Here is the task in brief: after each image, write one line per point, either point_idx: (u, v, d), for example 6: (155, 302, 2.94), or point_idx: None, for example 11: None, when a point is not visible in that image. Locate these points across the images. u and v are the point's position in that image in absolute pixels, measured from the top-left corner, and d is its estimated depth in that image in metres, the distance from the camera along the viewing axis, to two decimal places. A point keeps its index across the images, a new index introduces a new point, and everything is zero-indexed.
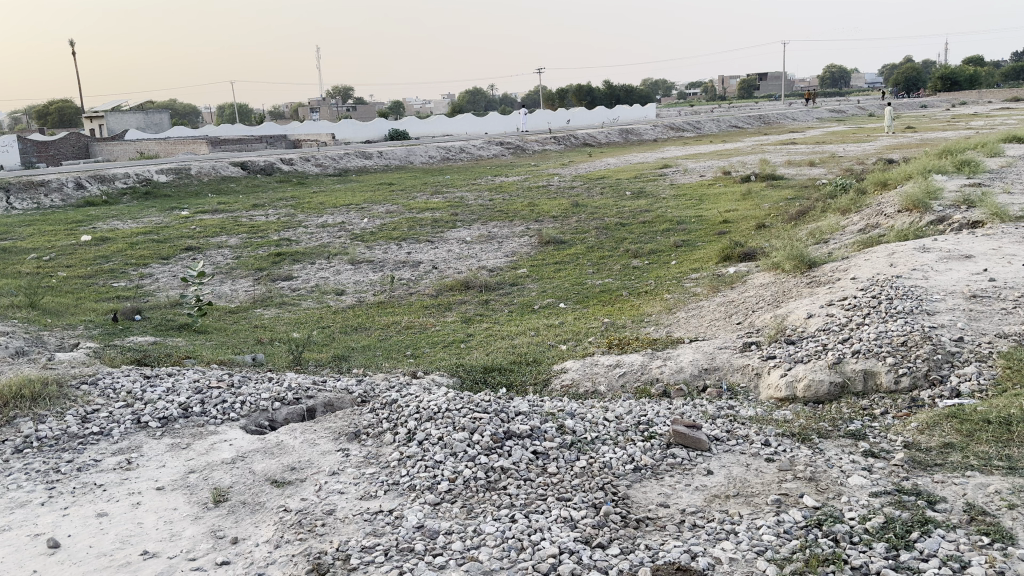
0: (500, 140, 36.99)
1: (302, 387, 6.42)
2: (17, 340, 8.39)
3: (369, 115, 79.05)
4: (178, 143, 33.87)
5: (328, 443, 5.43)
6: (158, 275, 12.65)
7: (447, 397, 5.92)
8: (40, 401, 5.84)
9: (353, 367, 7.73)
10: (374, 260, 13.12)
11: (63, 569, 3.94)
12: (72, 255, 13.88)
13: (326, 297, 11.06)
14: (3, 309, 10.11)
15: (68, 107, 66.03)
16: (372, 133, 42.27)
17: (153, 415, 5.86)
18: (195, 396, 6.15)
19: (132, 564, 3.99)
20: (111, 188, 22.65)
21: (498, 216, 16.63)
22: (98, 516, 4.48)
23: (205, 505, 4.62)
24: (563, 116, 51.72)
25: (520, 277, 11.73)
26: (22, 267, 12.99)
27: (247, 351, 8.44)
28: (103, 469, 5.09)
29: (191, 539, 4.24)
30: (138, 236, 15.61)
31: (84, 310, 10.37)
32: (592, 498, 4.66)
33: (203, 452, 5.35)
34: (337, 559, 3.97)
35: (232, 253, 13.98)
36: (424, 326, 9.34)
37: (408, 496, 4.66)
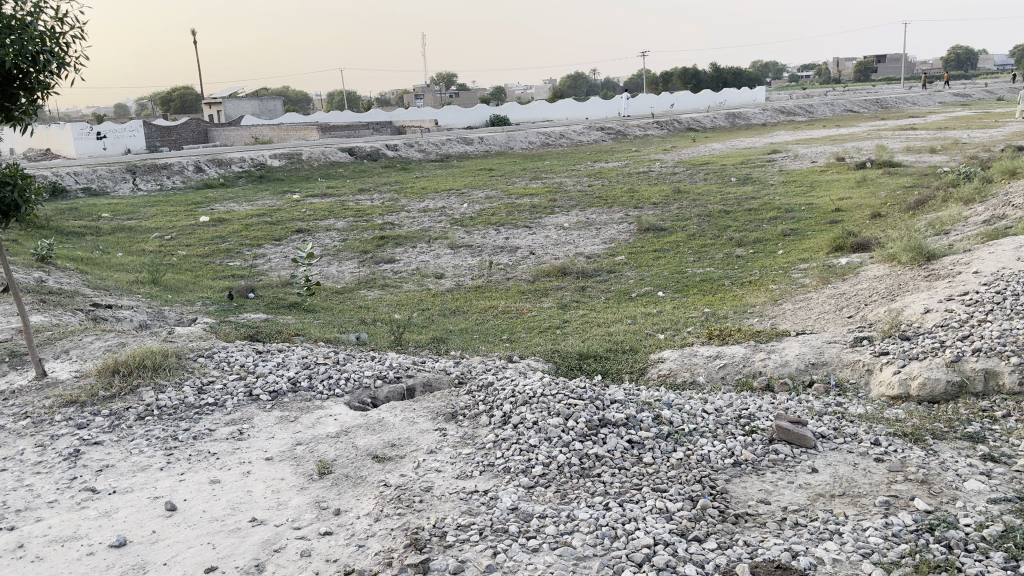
0: (601, 125, 36.68)
1: (402, 367, 6.60)
2: (141, 314, 8.99)
3: (469, 100, 80.08)
4: (290, 129, 35.23)
5: (426, 422, 5.56)
6: (270, 255, 13.25)
7: (543, 382, 5.94)
8: (160, 371, 6.20)
9: (451, 349, 7.87)
10: (472, 245, 13.28)
11: (179, 531, 4.19)
12: (191, 235, 14.69)
13: (425, 280, 11.29)
14: (129, 285, 10.83)
15: (190, 94, 70.27)
16: (473, 120, 42.74)
17: (264, 388, 6.15)
18: (303, 371, 6.43)
19: (241, 530, 4.21)
20: (228, 172, 23.84)
21: (597, 203, 16.53)
22: (211, 482, 4.74)
23: (310, 477, 4.82)
24: (668, 100, 51.44)
25: (618, 265, 11.62)
26: (146, 246, 13.85)
27: (351, 330, 8.73)
28: (216, 439, 5.39)
29: (297, 509, 4.43)
30: (252, 218, 16.37)
31: (202, 288, 10.97)
32: (688, 491, 4.60)
33: (310, 425, 5.58)
34: (433, 535, 4.06)
35: (338, 235, 14.47)
36: (520, 311, 9.41)
37: (503, 478, 4.72)
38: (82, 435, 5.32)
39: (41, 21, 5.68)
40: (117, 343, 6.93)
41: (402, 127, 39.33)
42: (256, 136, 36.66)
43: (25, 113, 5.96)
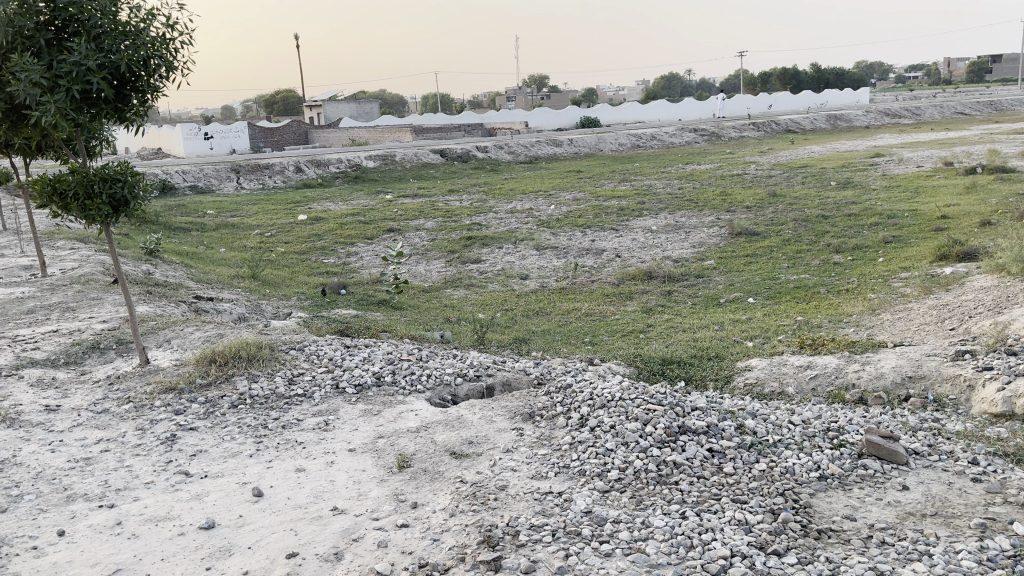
0: (694, 126, 36.04)
1: (483, 366, 6.66)
2: (240, 307, 9.42)
3: (561, 102, 80.10)
4: (385, 131, 36.19)
5: (504, 422, 5.60)
6: (362, 253, 13.63)
7: (622, 385, 5.87)
8: (254, 362, 6.48)
9: (533, 350, 7.90)
10: (558, 246, 13.29)
11: (264, 516, 4.36)
12: (289, 233, 15.26)
13: (510, 280, 11.37)
14: (230, 279, 11.35)
15: (292, 97, 73.26)
16: (564, 121, 42.80)
17: (350, 381, 6.33)
18: (388, 367, 6.59)
19: (323, 518, 4.35)
20: (325, 172, 24.66)
21: (688, 205, 16.25)
22: (297, 470, 4.92)
23: (390, 470, 4.92)
24: (766, 100, 50.05)
25: (707, 269, 11.39)
26: (248, 242, 14.47)
27: (436, 327, 8.88)
28: (304, 429, 5.58)
29: (376, 500, 4.54)
30: (347, 217, 16.87)
31: (297, 283, 11.39)
32: (770, 503, 4.47)
33: (392, 419, 5.71)
34: (507, 534, 4.09)
35: (427, 235, 14.75)
36: (604, 314, 9.36)
37: (578, 481, 4.70)
38: (179, 421, 5.61)
39: (153, 27, 6.03)
40: (215, 334, 7.27)
41: (493, 128, 39.76)
42: (353, 138, 37.83)
43: (136, 114, 6.32)
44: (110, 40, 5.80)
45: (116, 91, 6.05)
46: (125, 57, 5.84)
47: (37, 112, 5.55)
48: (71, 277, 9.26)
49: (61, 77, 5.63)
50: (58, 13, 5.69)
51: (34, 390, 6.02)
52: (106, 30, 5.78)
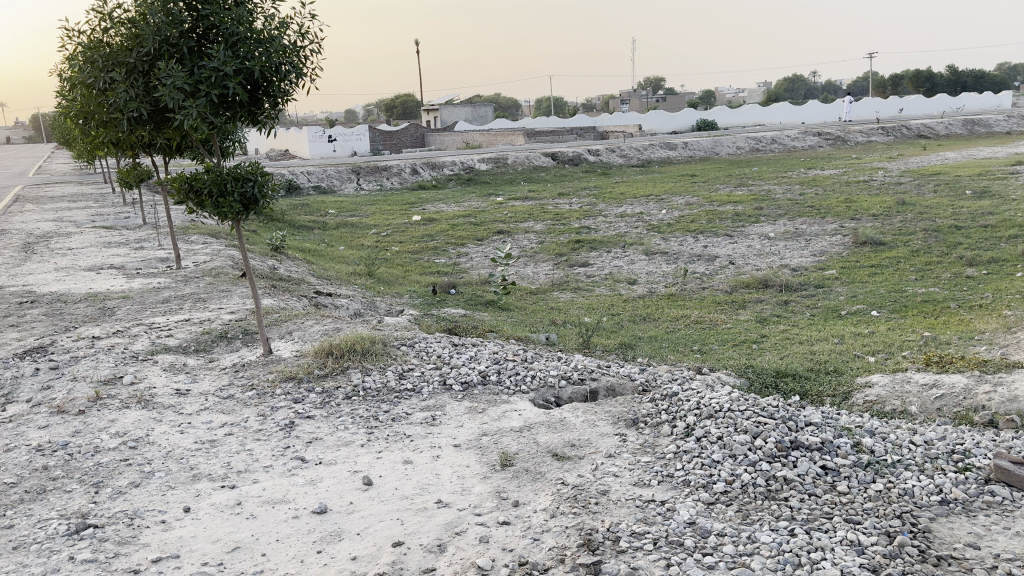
0: (817, 130, 34.64)
1: (587, 369, 6.66)
2: (356, 303, 9.81)
3: (676, 104, 78.90)
4: (499, 134, 36.83)
5: (607, 426, 5.58)
6: (472, 254, 13.88)
7: (732, 396, 5.73)
8: (368, 355, 6.74)
9: (640, 356, 7.82)
10: (669, 251, 13.09)
11: (372, 504, 4.54)
12: (403, 233, 15.73)
13: (618, 285, 11.29)
14: (347, 276, 11.84)
15: (412, 100, 75.72)
16: (679, 125, 42.19)
17: (457, 378, 6.48)
18: (493, 366, 6.69)
19: (427, 509, 4.48)
20: (440, 174, 25.26)
21: (808, 212, 15.65)
22: (405, 462, 5.08)
23: (493, 467, 5.01)
24: (896, 104, 47.62)
25: (827, 279, 10.94)
26: (365, 240, 15.02)
27: (542, 330, 8.95)
28: (412, 422, 5.75)
29: (479, 496, 4.64)
30: (459, 218, 17.22)
31: (410, 282, 11.72)
32: (885, 525, 4.27)
33: (496, 418, 5.80)
34: (607, 539, 4.08)
35: (537, 237, 14.85)
36: (714, 322, 9.15)
37: (681, 491, 4.64)
38: (297, 409, 5.90)
39: (284, 34, 6.35)
40: (332, 329, 7.61)
41: (605, 132, 39.61)
42: (468, 141, 38.63)
43: (268, 118, 6.68)
44: (245, 47, 6.15)
45: (249, 96, 6.42)
46: (259, 63, 6.20)
47: (179, 115, 5.98)
48: (202, 270, 9.88)
49: (201, 83, 6.05)
50: (199, 22, 6.09)
51: (167, 374, 6.48)
52: (242, 37, 6.14)
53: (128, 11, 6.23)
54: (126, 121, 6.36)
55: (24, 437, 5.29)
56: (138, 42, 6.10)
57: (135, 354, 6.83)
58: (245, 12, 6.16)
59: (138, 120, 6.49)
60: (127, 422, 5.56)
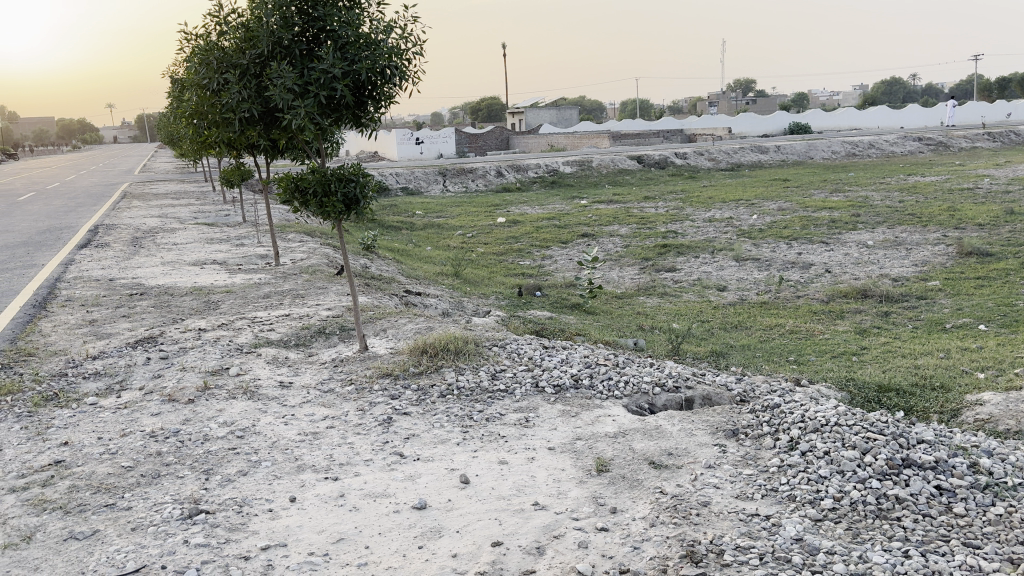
0: (917, 135, 33.23)
1: (682, 377, 6.55)
2: (444, 303, 9.91)
3: (765, 106, 77.26)
4: (584, 137, 36.80)
5: (705, 436, 5.45)
6: (557, 257, 13.84)
7: (838, 410, 5.52)
8: (460, 355, 6.80)
9: (733, 364, 7.61)
10: (760, 258, 12.76)
11: (470, 503, 4.55)
12: (488, 234, 15.84)
13: (708, 291, 11.07)
14: (435, 276, 12.01)
15: (497, 104, 76.64)
16: (771, 126, 41.45)
17: (549, 381, 6.45)
18: (585, 370, 6.64)
19: (524, 511, 4.46)
20: (524, 177, 25.38)
21: (909, 220, 15.01)
22: (500, 463, 5.08)
23: (588, 472, 4.95)
24: (1004, 108, 45.34)
25: (931, 290, 10.46)
26: (451, 241, 15.19)
27: (630, 335, 8.83)
28: (506, 423, 5.75)
29: (575, 500, 4.58)
30: (544, 221, 17.23)
31: (495, 283, 11.78)
32: (1008, 551, 4.02)
33: (590, 422, 5.74)
34: (711, 551, 3.97)
35: (622, 241, 14.71)
36: (811, 333, 8.85)
37: (787, 506, 4.48)
38: (395, 405, 5.99)
39: (390, 37, 6.42)
40: (425, 327, 7.71)
41: (694, 135, 39.19)
42: (552, 143, 38.76)
43: (371, 120, 6.79)
44: (353, 50, 6.26)
45: (354, 98, 6.53)
46: (366, 65, 6.30)
47: (288, 115, 6.15)
48: (300, 267, 10.17)
49: (310, 84, 6.20)
50: (310, 25, 6.25)
51: (271, 367, 6.69)
52: (350, 40, 6.23)
53: (244, 14, 6.48)
54: (238, 120, 6.62)
55: (139, 423, 5.54)
56: (253, 44, 6.32)
57: (239, 347, 7.06)
58: (355, 15, 6.25)
59: (249, 121, 6.76)
60: (235, 412, 5.75)
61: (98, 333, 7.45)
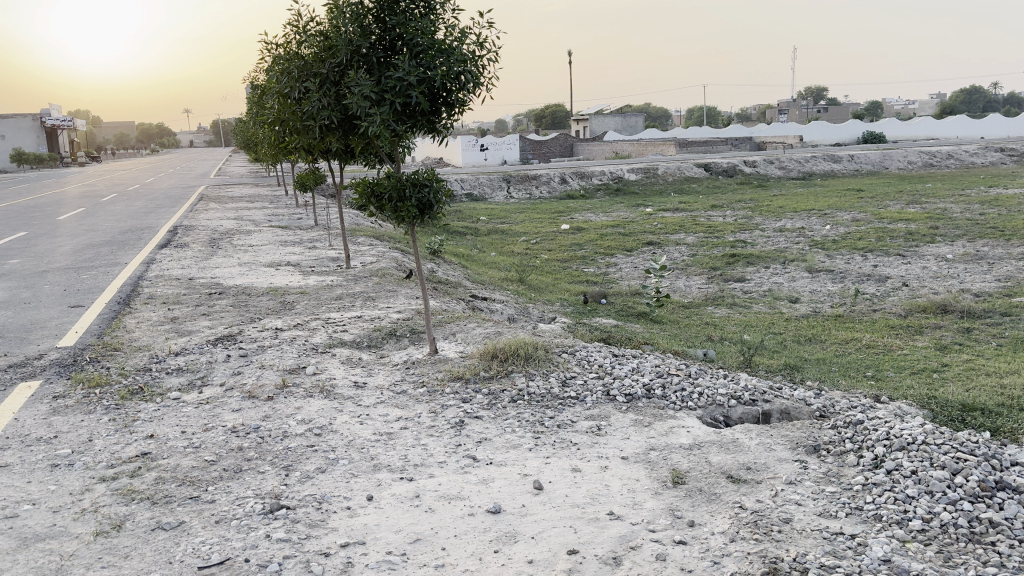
0: (999, 145, 32.02)
1: (759, 391, 6.43)
2: (510, 309, 9.94)
3: (834, 113, 75.55)
4: (649, 144, 36.62)
5: (785, 451, 5.32)
6: (622, 265, 13.73)
7: (925, 428, 5.33)
8: (530, 361, 6.79)
9: (808, 378, 7.42)
10: (834, 270, 12.46)
11: (545, 510, 4.53)
12: (552, 241, 15.83)
13: (779, 303, 10.84)
14: (500, 282, 12.06)
15: (560, 111, 76.78)
16: (843, 135, 40.54)
17: (621, 390, 6.39)
18: (658, 380, 6.56)
19: (600, 520, 4.41)
20: (588, 184, 25.34)
21: (992, 234, 14.45)
22: (574, 471, 5.05)
23: (664, 483, 4.88)
24: None
25: (1016, 307, 10.04)
26: (516, 247, 15.23)
27: (699, 345, 8.69)
28: (578, 430, 5.72)
29: (651, 512, 4.52)
30: (608, 228, 17.14)
31: (560, 290, 11.75)
32: None
33: (664, 433, 5.66)
34: (794, 570, 3.86)
35: (689, 250, 14.52)
36: (889, 348, 8.59)
37: (873, 526, 4.34)
38: (466, 408, 6.02)
39: (465, 44, 6.47)
40: (493, 332, 7.73)
41: (763, 143, 38.64)
42: (620, 151, 38.83)
43: (445, 126, 6.84)
44: (428, 57, 6.32)
45: (430, 104, 6.59)
46: (441, 72, 6.36)
47: (365, 122, 6.25)
48: (370, 270, 10.33)
49: (387, 92, 6.29)
50: (387, 33, 6.34)
51: (345, 367, 6.80)
52: (426, 47, 6.30)
53: (324, 23, 6.64)
54: (318, 127, 6.76)
55: (221, 418, 5.69)
56: (332, 52, 6.46)
57: (314, 347, 7.20)
58: (429, 23, 6.32)
59: (328, 128, 6.90)
60: (311, 410, 5.86)
61: (180, 330, 7.68)
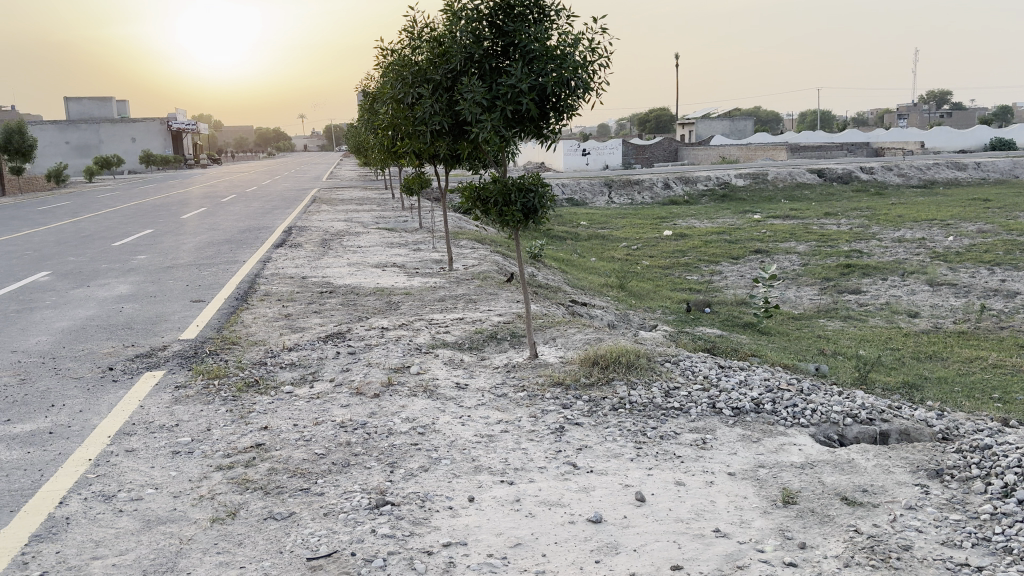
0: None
1: (876, 411, 6.15)
2: (611, 315, 9.86)
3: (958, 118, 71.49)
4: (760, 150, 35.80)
5: (904, 474, 5.05)
6: (727, 273, 13.39)
7: None
8: (632, 369, 6.71)
9: (928, 399, 7.02)
10: (958, 284, 11.76)
11: (648, 522, 4.44)
12: (655, 247, 15.61)
13: (896, 317, 10.31)
14: (601, 288, 11.98)
15: (665, 115, 75.78)
16: (970, 141, 38.31)
17: (727, 403, 6.22)
18: (767, 395, 6.36)
19: (705, 537, 4.29)
20: (693, 189, 24.90)
21: None
22: (678, 484, 4.95)
23: (773, 502, 4.71)
24: None
25: None
26: (618, 253, 15.10)
27: (809, 359, 8.37)
28: (682, 442, 5.60)
29: (760, 531, 4.36)
30: (714, 235, 16.76)
31: (662, 297, 11.56)
32: None
33: (773, 450, 5.48)
34: None
35: (799, 260, 14.02)
36: (1019, 369, 8.01)
37: (1003, 558, 4.04)
38: (567, 414, 6.00)
39: (577, 50, 6.44)
40: (595, 338, 7.68)
41: (881, 149, 37.01)
42: (724, 154, 37.90)
43: (553, 132, 6.84)
44: (541, 64, 6.32)
45: (539, 110, 6.59)
46: (552, 78, 6.36)
47: (476, 128, 6.34)
48: (472, 273, 10.46)
49: (498, 98, 6.35)
50: (500, 40, 6.39)
51: (448, 368, 6.91)
52: (538, 54, 6.29)
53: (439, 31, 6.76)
54: (429, 132, 6.91)
55: (330, 413, 5.88)
56: (445, 59, 6.57)
57: (418, 347, 7.35)
58: (543, 29, 6.32)
59: (438, 133, 7.04)
60: (416, 409, 5.98)
61: (292, 327, 8.00)
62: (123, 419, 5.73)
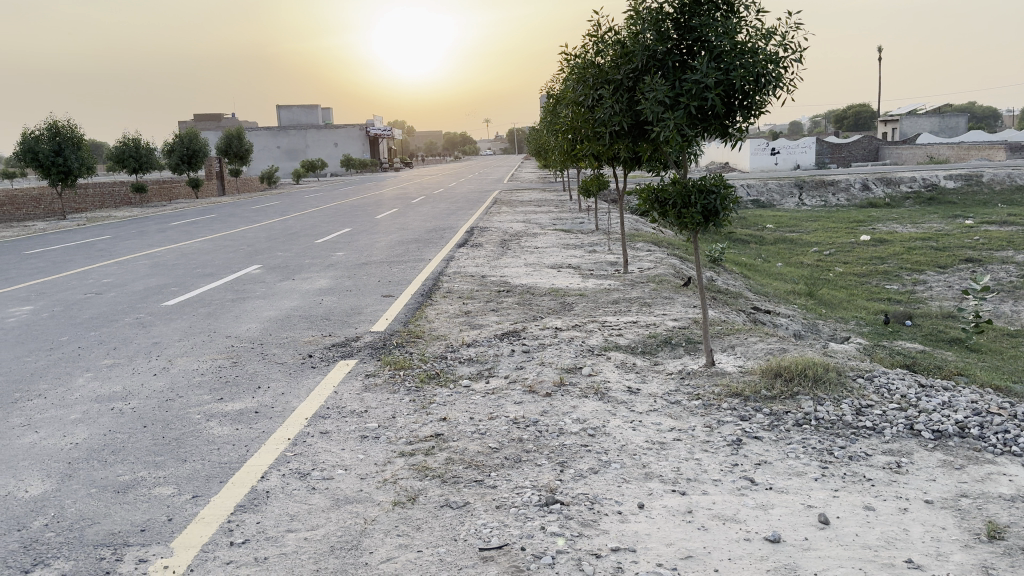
0: None
1: None
2: (796, 325, 9.37)
3: None
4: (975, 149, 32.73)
5: None
6: (932, 283, 12.31)
7: None
8: (819, 383, 6.33)
9: None
10: None
11: (831, 547, 4.17)
12: (849, 253, 14.66)
13: None
14: (787, 295, 11.42)
15: (863, 112, 70.88)
16: None
17: (927, 425, 5.71)
18: (974, 419, 5.77)
19: (895, 567, 3.96)
20: (895, 191, 23.16)
21: None
22: (867, 508, 4.61)
23: (977, 536, 4.27)
24: None
25: None
26: (807, 259, 14.33)
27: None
28: (873, 465, 5.21)
29: (960, 566, 3.96)
30: (918, 241, 15.47)
31: (855, 307, 10.83)
32: None
33: (979, 479, 4.96)
34: None
35: (1019, 270, 12.62)
36: None
37: None
38: (745, 427, 5.76)
39: (769, 44, 6.16)
40: (778, 348, 7.32)
41: None
42: (932, 153, 34.90)
43: (739, 130, 6.59)
44: (728, 59, 6.10)
45: (725, 107, 6.38)
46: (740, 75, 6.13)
47: (658, 126, 6.24)
48: (649, 276, 10.33)
49: (682, 96, 6.21)
50: (685, 37, 6.26)
51: (620, 371, 6.86)
52: (726, 49, 6.08)
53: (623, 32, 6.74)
54: (609, 133, 6.92)
55: (504, 409, 6.03)
56: (629, 59, 6.53)
57: (591, 349, 7.37)
58: (732, 23, 6.09)
59: (619, 134, 7.03)
60: (587, 410, 6.00)
61: (472, 323, 8.29)
62: (319, 403, 6.21)
